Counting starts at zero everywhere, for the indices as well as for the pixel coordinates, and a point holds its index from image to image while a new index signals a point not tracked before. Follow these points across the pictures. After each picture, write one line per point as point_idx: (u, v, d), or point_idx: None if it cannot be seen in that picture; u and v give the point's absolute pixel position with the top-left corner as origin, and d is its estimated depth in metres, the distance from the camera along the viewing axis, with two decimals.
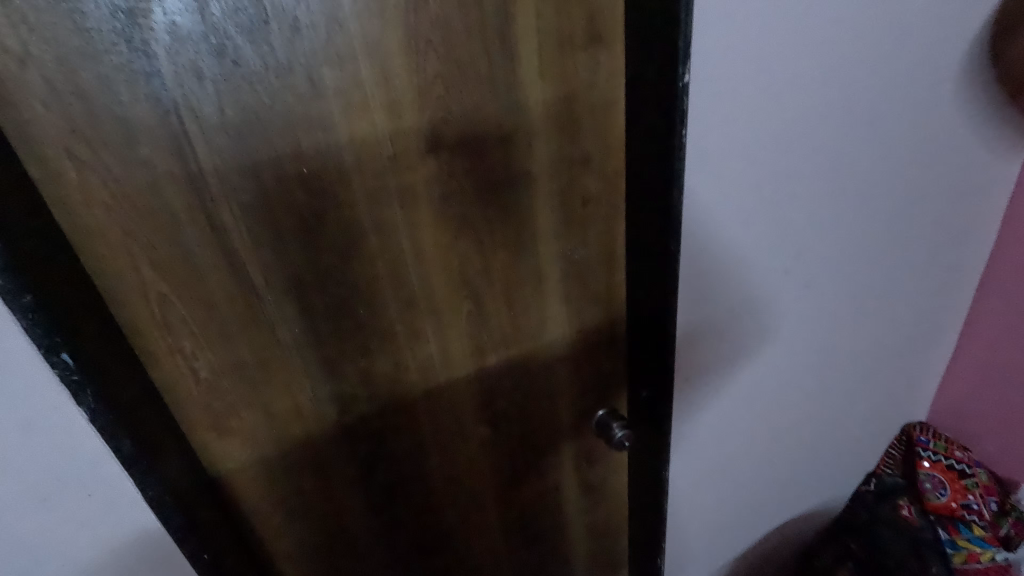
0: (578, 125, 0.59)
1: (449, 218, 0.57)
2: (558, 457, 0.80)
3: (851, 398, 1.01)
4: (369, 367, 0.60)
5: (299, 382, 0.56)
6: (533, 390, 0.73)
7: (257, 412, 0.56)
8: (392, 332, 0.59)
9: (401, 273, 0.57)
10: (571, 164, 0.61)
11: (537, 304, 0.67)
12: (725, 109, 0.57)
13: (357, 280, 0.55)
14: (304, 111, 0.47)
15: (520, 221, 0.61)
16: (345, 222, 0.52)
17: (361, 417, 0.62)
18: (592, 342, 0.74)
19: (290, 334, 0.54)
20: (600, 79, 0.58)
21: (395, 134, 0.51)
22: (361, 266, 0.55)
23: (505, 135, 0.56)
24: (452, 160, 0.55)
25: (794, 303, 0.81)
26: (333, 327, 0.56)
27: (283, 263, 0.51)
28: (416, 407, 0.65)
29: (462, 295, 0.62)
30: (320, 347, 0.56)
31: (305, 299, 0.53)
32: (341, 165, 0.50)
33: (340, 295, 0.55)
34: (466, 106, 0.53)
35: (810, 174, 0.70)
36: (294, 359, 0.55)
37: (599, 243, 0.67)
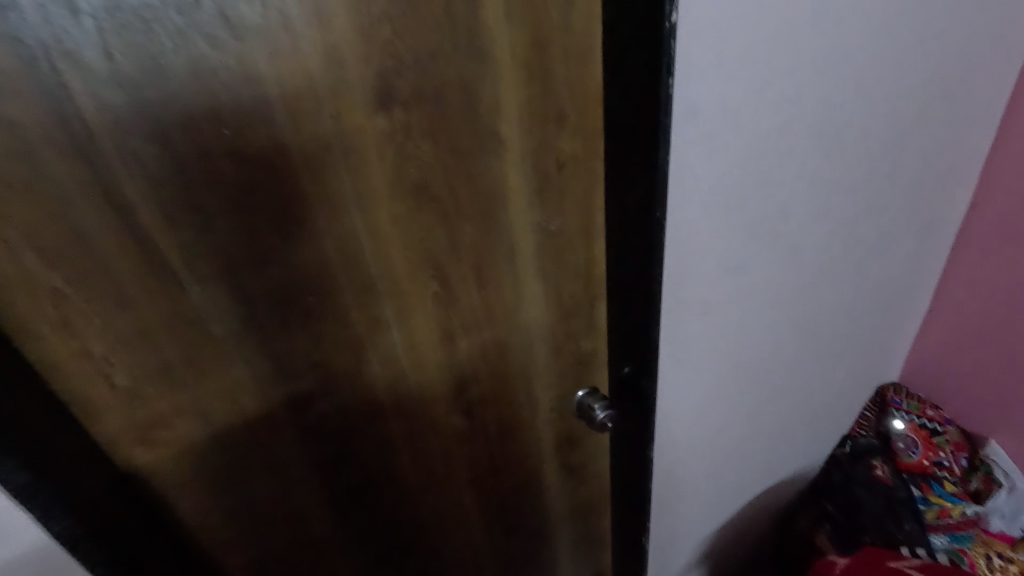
0: (552, 78, 0.52)
1: (408, 188, 0.50)
2: (537, 442, 0.75)
3: (830, 363, 1.01)
4: (325, 361, 0.53)
5: (242, 383, 0.49)
6: (509, 374, 0.68)
7: (195, 420, 0.48)
8: (349, 321, 0.52)
9: (355, 254, 0.50)
10: (544, 123, 0.54)
11: (512, 282, 0.61)
12: (711, 56, 0.52)
13: (302, 263, 0.47)
14: (219, 58, 0.38)
15: (489, 189, 0.54)
16: (283, 197, 0.44)
17: (318, 414, 0.55)
18: (571, 320, 0.69)
19: (226, 328, 0.46)
20: (577, 21, 0.51)
21: (338, 88, 0.43)
22: (308, 247, 0.47)
23: (469, 89, 0.49)
24: (407, 119, 0.47)
25: (778, 271, 0.78)
26: (277, 318, 0.48)
27: (210, 245, 0.43)
28: (382, 401, 0.59)
29: (427, 276, 0.55)
30: (265, 341, 0.49)
31: (241, 287, 0.45)
32: (272, 126, 0.42)
33: (283, 281, 0.47)
34: (420, 54, 0.45)
35: (795, 132, 0.65)
36: (234, 357, 0.48)
37: (577, 213, 0.61)
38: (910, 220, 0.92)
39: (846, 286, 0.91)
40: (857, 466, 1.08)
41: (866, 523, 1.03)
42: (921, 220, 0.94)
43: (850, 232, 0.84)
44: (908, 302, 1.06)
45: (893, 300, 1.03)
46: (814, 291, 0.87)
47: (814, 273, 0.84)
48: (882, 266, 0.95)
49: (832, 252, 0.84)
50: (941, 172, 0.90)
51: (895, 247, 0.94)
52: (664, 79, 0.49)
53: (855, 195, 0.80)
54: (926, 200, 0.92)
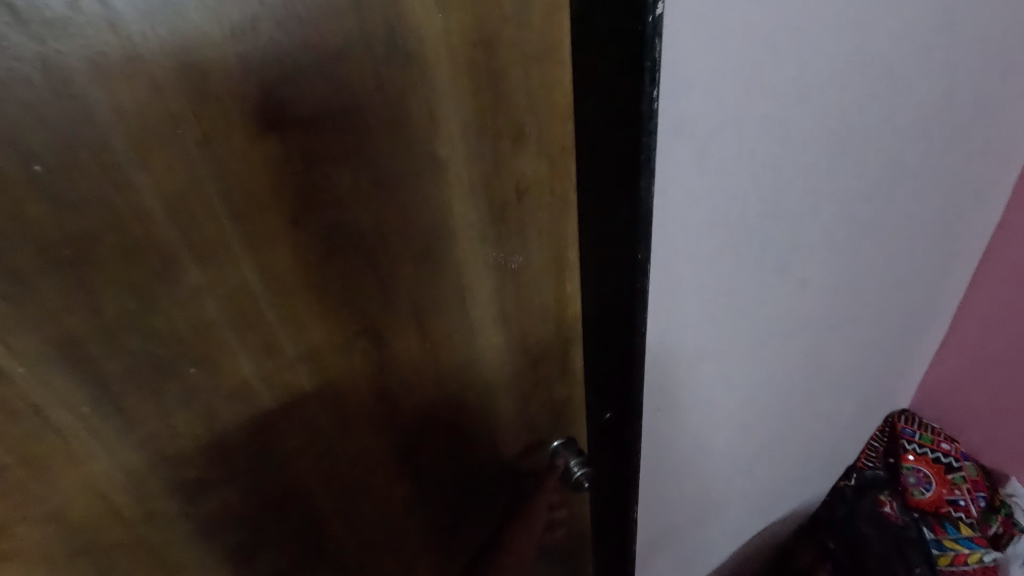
0: (506, 85, 0.41)
1: (320, 231, 0.39)
2: (504, 501, 0.66)
3: (839, 396, 0.91)
4: (224, 442, 0.42)
5: (108, 476, 0.39)
6: (468, 434, 0.57)
7: (46, 526, 0.38)
8: (252, 394, 0.42)
9: (252, 313, 0.39)
10: (497, 142, 0.43)
11: (465, 332, 0.51)
12: (707, 62, 0.41)
13: (176, 330, 0.37)
14: (7, 67, 0.26)
15: (430, 226, 0.43)
16: (138, 250, 0.33)
17: (221, 501, 0.45)
18: (541, 367, 0.58)
19: (75, 415, 0.36)
20: (539, 14, 0.39)
21: (203, 106, 0.31)
22: (182, 310, 0.36)
23: (395, 104, 0.37)
24: (310, 143, 0.35)
25: (785, 306, 0.68)
26: (148, 398, 0.38)
27: (36, 316, 0.32)
28: (306, 479, 0.49)
29: (355, 333, 0.44)
30: (135, 426, 0.38)
31: (89, 364, 0.35)
32: (110, 159, 0.30)
33: (152, 353, 0.36)
34: (324, 59, 0.34)
35: (808, 148, 0.55)
36: (92, 449, 0.37)
37: (544, 247, 0.50)
38: (931, 242, 0.82)
39: (861, 316, 0.81)
40: (862, 500, 1.00)
41: (872, 565, 0.94)
42: (943, 240, 0.84)
43: (868, 258, 0.74)
44: (924, 326, 0.97)
45: (910, 326, 0.93)
46: (826, 323, 0.76)
47: (826, 305, 0.74)
48: (901, 291, 0.85)
49: (846, 281, 0.74)
50: (966, 187, 0.81)
51: (915, 270, 0.84)
52: (647, 90, 0.38)
53: (874, 217, 0.70)
54: (949, 219, 0.82)
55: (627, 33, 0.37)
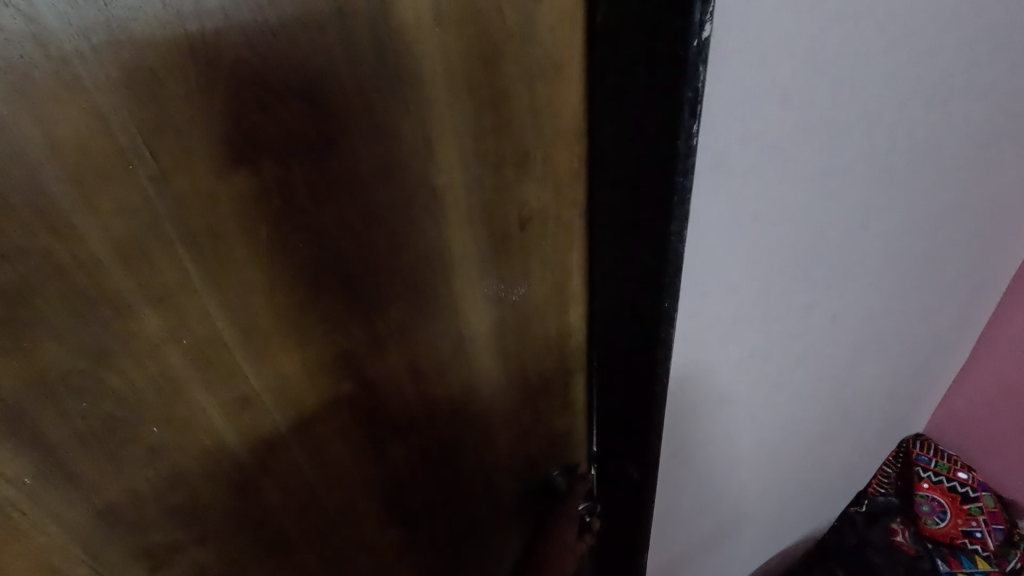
0: (509, 107, 0.37)
1: (301, 271, 0.34)
2: (499, 533, 0.62)
3: (857, 423, 0.88)
4: (194, 503, 0.38)
5: (60, 552, 0.34)
6: (463, 473, 0.54)
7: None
8: (224, 449, 0.37)
9: (223, 364, 0.34)
10: (498, 168, 0.39)
11: (461, 371, 0.47)
12: (759, 96, 0.35)
13: (136, 388, 0.32)
14: None
15: (424, 262, 0.39)
16: (84, 302, 0.28)
17: (194, 563, 0.41)
18: (540, 399, 0.55)
19: (16, 490, 0.31)
20: (546, 29, 0.35)
21: (158, 136, 0.27)
22: (138, 366, 0.31)
23: (384, 131, 0.33)
24: (287, 176, 0.31)
25: (815, 343, 0.64)
26: (103, 464, 0.33)
27: None
28: (288, 534, 0.44)
29: (340, 380, 0.40)
30: (88, 495, 0.33)
31: (30, 432, 0.30)
32: (48, 203, 0.26)
33: (107, 415, 0.32)
34: (300, 81, 0.29)
35: (853, 180, 0.50)
36: (41, 523, 0.33)
37: (547, 277, 0.47)
38: (965, 271, 0.78)
39: (885, 347, 0.78)
40: (873, 529, 1.01)
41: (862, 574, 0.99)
42: (976, 267, 0.79)
43: (897, 292, 0.70)
44: (949, 356, 0.93)
45: (934, 356, 0.90)
46: (852, 357, 0.73)
47: (853, 339, 0.70)
48: (929, 322, 0.81)
49: (875, 315, 0.70)
50: (1007, 220, 0.76)
51: (945, 301, 0.80)
52: (686, 125, 0.32)
53: (910, 251, 0.66)
54: (986, 251, 0.78)
55: (664, 56, 0.31)
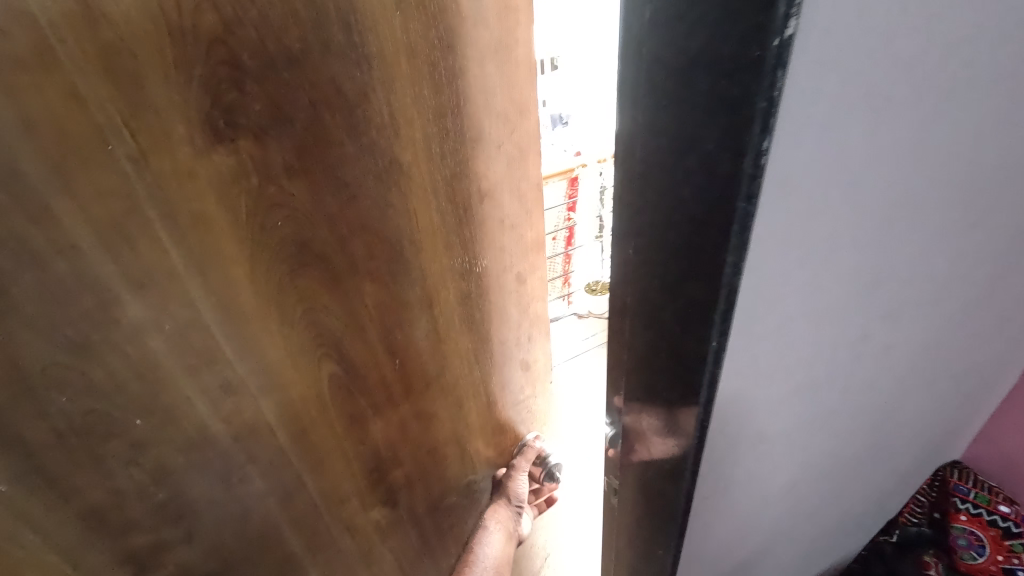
0: (463, 86, 0.40)
1: (279, 251, 0.35)
2: (474, 502, 0.65)
3: (902, 476, 0.77)
4: (178, 500, 0.37)
5: (40, 566, 0.32)
6: (440, 446, 0.56)
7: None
8: (210, 438, 0.37)
9: (206, 349, 0.34)
10: (457, 143, 0.42)
11: (434, 344, 0.49)
12: (877, 130, 0.24)
13: (119, 379, 0.31)
14: None
15: (396, 237, 0.41)
16: (61, 291, 0.28)
17: (182, 565, 0.40)
18: (504, 365, 0.58)
19: None
20: (490, 14, 0.40)
21: (136, 116, 0.27)
22: (120, 355, 0.31)
23: (355, 110, 0.35)
24: (264, 154, 0.32)
25: (870, 411, 0.51)
26: (83, 463, 0.32)
27: None
28: (274, 523, 0.44)
29: (321, 359, 0.41)
30: (70, 500, 0.32)
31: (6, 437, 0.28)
32: (22, 187, 0.25)
33: (89, 410, 0.31)
34: (274, 61, 0.30)
35: (951, 224, 0.36)
36: (20, 535, 0.31)
37: (503, 243, 0.51)
38: None
39: (950, 403, 0.66)
40: None
41: None
42: None
43: (978, 350, 0.58)
44: None
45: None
46: (913, 420, 0.62)
47: (922, 402, 0.59)
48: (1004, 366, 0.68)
49: (946, 381, 0.59)
50: None
51: None
52: (753, 141, 0.21)
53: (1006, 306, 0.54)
54: None
55: (722, 22, 0.20)
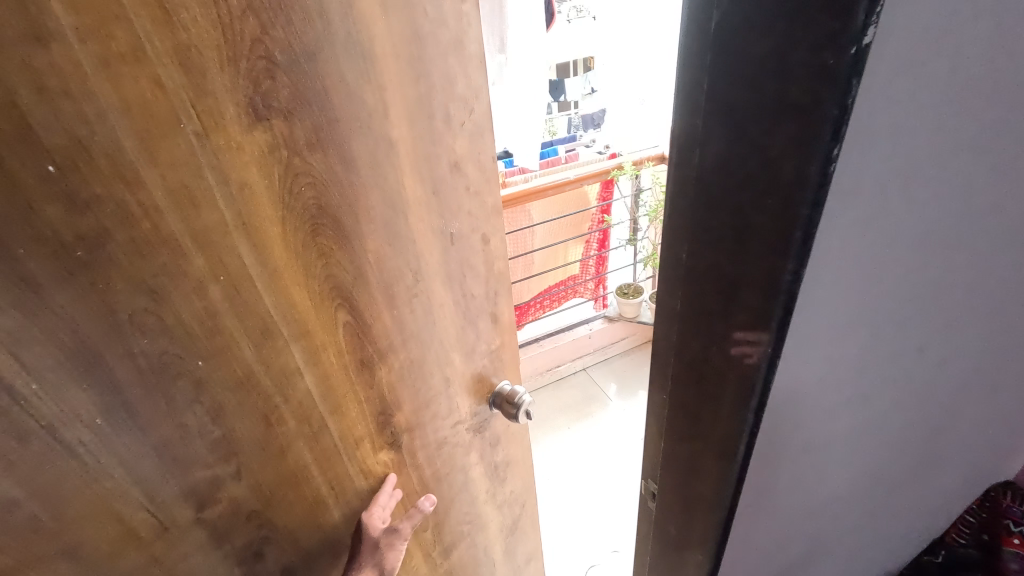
0: (432, 73, 0.49)
1: (303, 212, 0.43)
2: (463, 448, 0.73)
3: (960, 467, 0.81)
4: (230, 439, 0.43)
5: (124, 497, 0.38)
6: (431, 391, 0.64)
7: (61, 566, 0.36)
8: (253, 379, 0.44)
9: (250, 298, 0.41)
10: (430, 122, 0.51)
11: (422, 297, 0.57)
12: (923, 140, 0.33)
13: (184, 325, 0.38)
14: (28, 64, 0.27)
15: (389, 201, 0.50)
16: (144, 245, 0.34)
17: (233, 501, 0.45)
18: (478, 319, 0.67)
19: (90, 432, 0.35)
20: (450, 15, 0.49)
21: (198, 100, 0.34)
22: (186, 303, 0.37)
23: (355, 93, 0.43)
24: (290, 130, 0.40)
25: (914, 402, 0.57)
26: (159, 400, 0.38)
27: (49, 328, 0.31)
28: (303, 462, 0.51)
29: (335, 306, 0.48)
30: (147, 433, 0.38)
31: (100, 375, 0.34)
32: (119, 157, 0.32)
33: (163, 350, 0.37)
34: (296, 54, 0.38)
35: (989, 226, 0.43)
36: (110, 466, 0.36)
37: (473, 211, 0.60)
38: None
39: (1006, 395, 0.70)
40: None
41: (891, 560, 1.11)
42: None
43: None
44: None
45: None
46: (961, 410, 0.67)
47: (974, 390, 0.64)
48: None
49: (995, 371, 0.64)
50: None
51: None
52: (824, 145, 0.30)
53: None
54: None
55: (790, 66, 0.30)
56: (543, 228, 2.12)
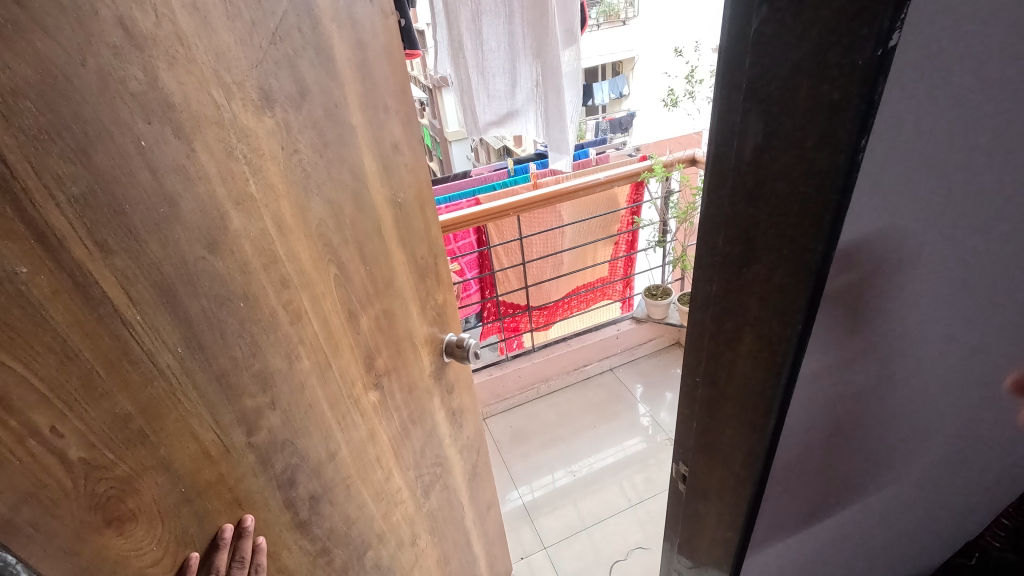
0: (372, 75, 0.66)
1: (299, 182, 0.56)
2: (427, 394, 0.88)
3: None
4: (265, 372, 0.56)
5: (197, 415, 0.50)
6: (400, 337, 0.78)
7: (158, 477, 0.48)
8: (276, 320, 0.56)
9: (273, 250, 0.54)
10: (375, 111, 0.68)
11: (385, 256, 0.72)
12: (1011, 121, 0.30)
13: (229, 275, 0.50)
14: (125, 68, 0.39)
15: (356, 178, 0.65)
16: (201, 206, 0.46)
17: (270, 431, 0.57)
18: (424, 277, 0.84)
19: (173, 357, 0.47)
20: (378, 34, 0.67)
21: (230, 93, 0.47)
22: (231, 254, 0.50)
23: (326, 89, 0.58)
24: (288, 115, 0.54)
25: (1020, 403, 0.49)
26: (221, 334, 0.50)
27: (146, 270, 0.43)
28: (315, 399, 0.62)
29: (326, 260, 0.61)
30: (210, 361, 0.50)
31: (181, 312, 0.47)
32: (184, 134, 0.44)
33: (217, 293, 0.49)
34: (286, 61, 0.53)
35: None
36: (187, 385, 0.48)
37: (410, 186, 0.78)
38: None
39: None
40: None
41: None
42: None
43: None
44: None
45: None
46: None
47: None
48: None
49: None
50: None
51: None
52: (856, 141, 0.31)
53: None
54: None
55: (825, 65, 0.30)
56: (573, 228, 2.50)
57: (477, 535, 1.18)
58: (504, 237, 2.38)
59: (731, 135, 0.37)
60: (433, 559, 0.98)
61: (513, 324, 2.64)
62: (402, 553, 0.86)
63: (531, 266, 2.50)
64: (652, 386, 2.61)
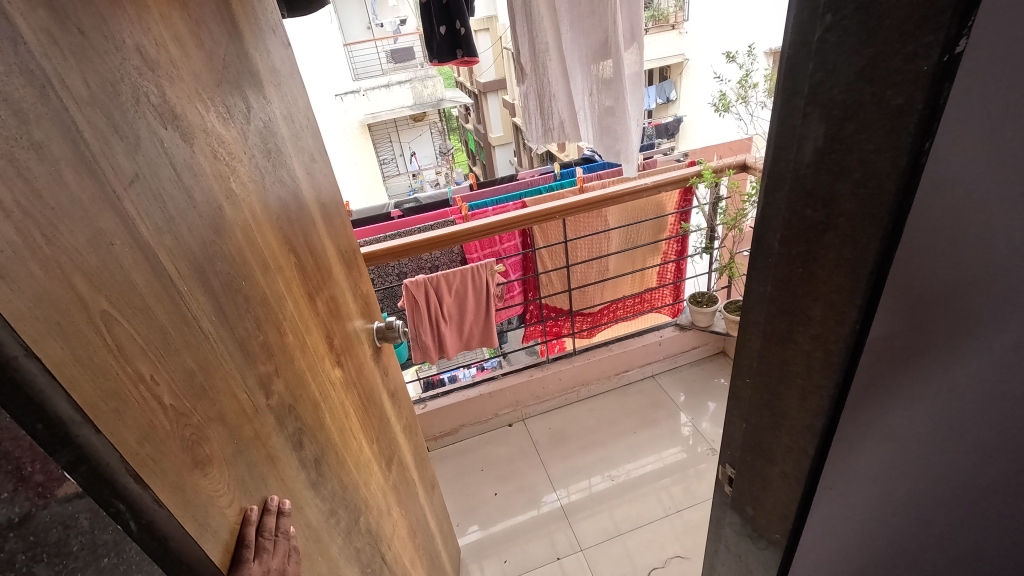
0: (287, 101, 0.85)
1: (261, 185, 0.71)
2: (371, 373, 1.04)
3: None
4: (267, 343, 0.67)
5: (235, 374, 0.60)
6: (343, 316, 0.94)
7: (219, 428, 0.56)
8: (265, 297, 0.68)
9: (252, 237, 0.66)
10: (292, 127, 0.85)
11: (321, 249, 0.89)
12: None
13: (230, 260, 0.61)
14: (144, 85, 0.51)
15: (295, 189, 0.82)
16: (208, 193, 0.59)
17: (280, 397, 0.68)
18: (347, 267, 1.03)
19: (211, 324, 0.57)
20: (285, 71, 0.86)
21: (207, 109, 0.61)
22: (230, 236, 0.62)
23: (264, 113, 0.76)
24: (244, 127, 0.68)
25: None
26: (237, 302, 0.62)
27: (182, 250, 0.53)
28: (303, 368, 0.74)
29: (289, 250, 0.76)
30: (234, 329, 0.60)
31: (209, 288, 0.57)
32: (188, 139, 0.57)
33: (226, 274, 0.60)
34: (238, 91, 0.69)
35: None
36: (224, 348, 0.58)
37: (325, 189, 0.98)
38: None
39: None
40: None
41: None
42: None
43: None
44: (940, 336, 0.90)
45: None
46: None
47: None
48: None
49: None
50: None
51: None
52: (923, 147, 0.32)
53: None
54: None
55: (888, 72, 0.32)
56: (618, 233, 2.48)
57: (429, 512, 1.31)
58: (548, 241, 2.39)
59: (783, 139, 0.40)
60: (405, 529, 1.09)
61: (555, 328, 2.67)
62: (383, 518, 0.97)
63: (576, 269, 2.52)
64: (694, 394, 2.56)
